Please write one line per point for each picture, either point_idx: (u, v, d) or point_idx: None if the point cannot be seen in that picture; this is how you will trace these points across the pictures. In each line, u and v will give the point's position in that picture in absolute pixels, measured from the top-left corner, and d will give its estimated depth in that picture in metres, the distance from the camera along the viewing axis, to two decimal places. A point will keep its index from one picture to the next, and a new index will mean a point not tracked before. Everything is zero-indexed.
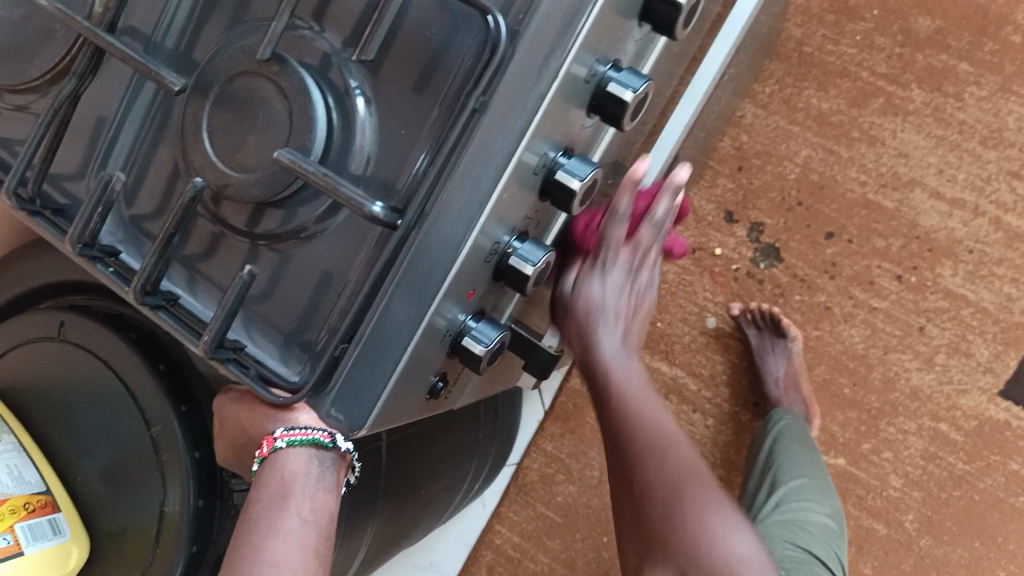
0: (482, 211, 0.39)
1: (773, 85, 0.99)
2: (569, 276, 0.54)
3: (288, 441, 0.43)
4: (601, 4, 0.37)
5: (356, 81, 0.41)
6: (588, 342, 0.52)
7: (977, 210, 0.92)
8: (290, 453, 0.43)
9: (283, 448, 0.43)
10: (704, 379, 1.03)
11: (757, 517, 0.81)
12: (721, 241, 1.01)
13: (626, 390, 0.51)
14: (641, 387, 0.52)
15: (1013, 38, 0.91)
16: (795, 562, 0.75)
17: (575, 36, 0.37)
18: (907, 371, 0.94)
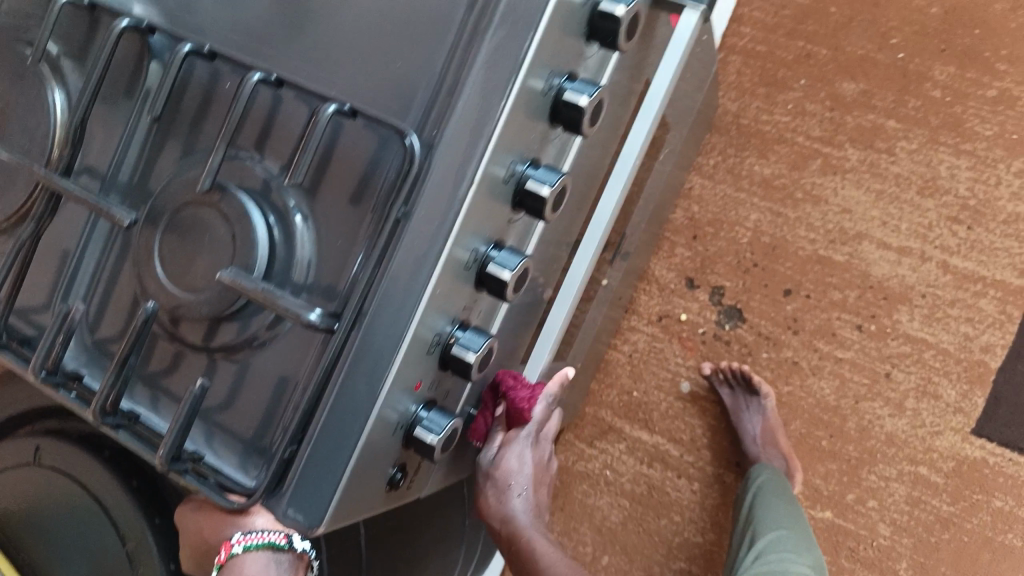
0: (417, 308, 0.42)
1: (717, 157, 1.04)
2: (486, 448, 0.58)
3: (244, 546, 0.45)
4: (506, 114, 0.41)
5: (295, 202, 0.45)
6: (502, 507, 0.59)
7: (924, 255, 0.96)
8: (248, 556, 0.45)
9: (240, 553, 0.45)
10: (686, 443, 1.04)
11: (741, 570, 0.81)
12: (685, 307, 1.04)
13: (534, 540, 0.60)
14: (548, 547, 0.61)
15: (934, 93, 0.97)
16: None
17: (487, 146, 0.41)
18: (880, 418, 0.96)
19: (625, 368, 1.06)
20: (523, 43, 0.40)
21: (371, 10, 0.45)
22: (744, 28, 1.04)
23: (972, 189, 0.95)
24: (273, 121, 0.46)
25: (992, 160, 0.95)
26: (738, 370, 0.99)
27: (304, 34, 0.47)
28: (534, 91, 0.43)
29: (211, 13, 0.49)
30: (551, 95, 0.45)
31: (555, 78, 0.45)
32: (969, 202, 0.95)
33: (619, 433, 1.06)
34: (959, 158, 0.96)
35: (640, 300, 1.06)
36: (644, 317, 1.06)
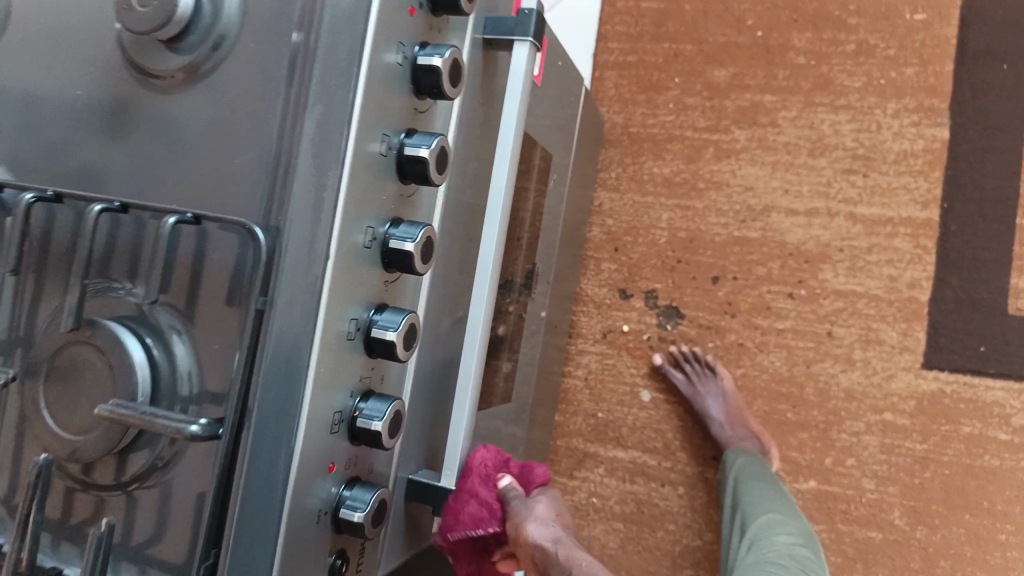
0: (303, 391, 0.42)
1: (617, 169, 1.07)
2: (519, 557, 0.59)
3: None
4: (342, 186, 0.42)
5: (168, 318, 0.45)
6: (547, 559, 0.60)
7: (831, 212, 0.99)
8: None
9: None
10: (660, 451, 1.04)
11: (739, 556, 0.81)
12: (625, 318, 1.05)
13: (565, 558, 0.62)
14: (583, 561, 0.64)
15: (798, 60, 1.01)
16: None
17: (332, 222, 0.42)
18: (835, 376, 0.97)
19: (584, 392, 1.07)
20: (341, 120, 0.42)
21: (205, 115, 0.46)
22: (610, 44, 1.08)
23: (857, 139, 0.99)
24: (134, 244, 0.46)
25: (867, 108, 0.99)
26: (703, 356, 1.00)
27: (146, 151, 0.47)
28: (373, 154, 0.45)
29: (71, 139, 0.49)
30: (391, 156, 0.46)
31: (393, 137, 0.46)
32: (858, 151, 0.99)
33: (596, 458, 1.06)
34: (839, 114, 1.00)
35: (581, 323, 1.07)
36: (589, 338, 1.07)
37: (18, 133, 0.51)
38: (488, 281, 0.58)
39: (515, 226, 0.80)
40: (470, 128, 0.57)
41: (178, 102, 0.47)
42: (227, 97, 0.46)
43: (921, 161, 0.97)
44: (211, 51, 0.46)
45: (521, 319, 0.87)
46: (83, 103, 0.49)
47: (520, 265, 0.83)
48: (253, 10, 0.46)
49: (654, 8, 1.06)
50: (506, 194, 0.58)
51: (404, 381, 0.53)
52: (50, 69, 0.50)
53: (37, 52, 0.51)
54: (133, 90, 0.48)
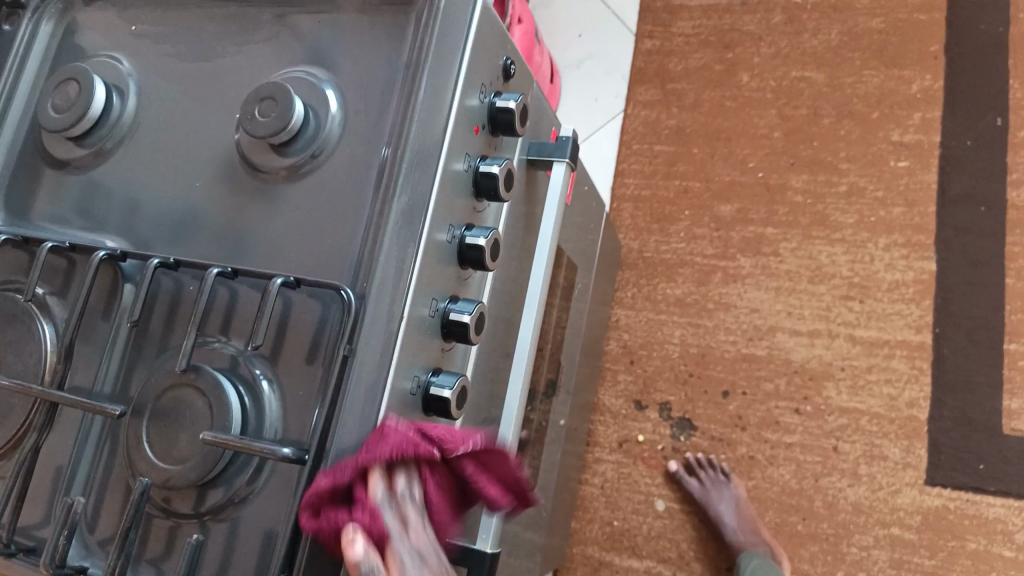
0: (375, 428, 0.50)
1: (632, 290, 1.16)
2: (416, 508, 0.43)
3: None
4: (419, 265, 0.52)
5: (260, 370, 0.52)
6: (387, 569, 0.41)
7: (831, 333, 1.07)
8: None
9: None
10: (675, 560, 1.06)
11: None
12: (641, 429, 1.11)
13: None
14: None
15: (797, 198, 1.13)
16: None
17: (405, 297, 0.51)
18: (842, 491, 1.01)
19: (600, 500, 1.10)
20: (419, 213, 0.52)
21: (305, 205, 0.56)
22: (626, 179, 1.20)
23: (853, 269, 1.09)
24: (230, 306, 0.55)
25: (860, 241, 1.09)
26: (717, 463, 1.05)
27: (251, 233, 0.57)
28: (441, 242, 0.54)
29: (178, 225, 0.60)
30: (454, 243, 0.56)
31: (457, 229, 0.56)
32: (854, 279, 1.08)
33: (610, 566, 1.07)
34: (835, 246, 1.10)
35: (599, 432, 1.12)
36: (605, 447, 1.11)
37: (128, 222, 0.61)
38: (526, 361, 0.66)
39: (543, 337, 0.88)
40: (515, 231, 0.67)
41: (281, 193, 0.57)
42: (323, 189, 0.56)
43: (913, 289, 1.06)
44: (312, 156, 0.56)
45: (542, 426, 0.93)
46: (201, 193, 0.59)
47: (543, 376, 0.90)
48: (351, 125, 0.56)
49: (666, 150, 1.20)
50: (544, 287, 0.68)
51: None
52: (162, 171, 0.61)
53: (153, 158, 0.62)
54: (244, 182, 0.58)
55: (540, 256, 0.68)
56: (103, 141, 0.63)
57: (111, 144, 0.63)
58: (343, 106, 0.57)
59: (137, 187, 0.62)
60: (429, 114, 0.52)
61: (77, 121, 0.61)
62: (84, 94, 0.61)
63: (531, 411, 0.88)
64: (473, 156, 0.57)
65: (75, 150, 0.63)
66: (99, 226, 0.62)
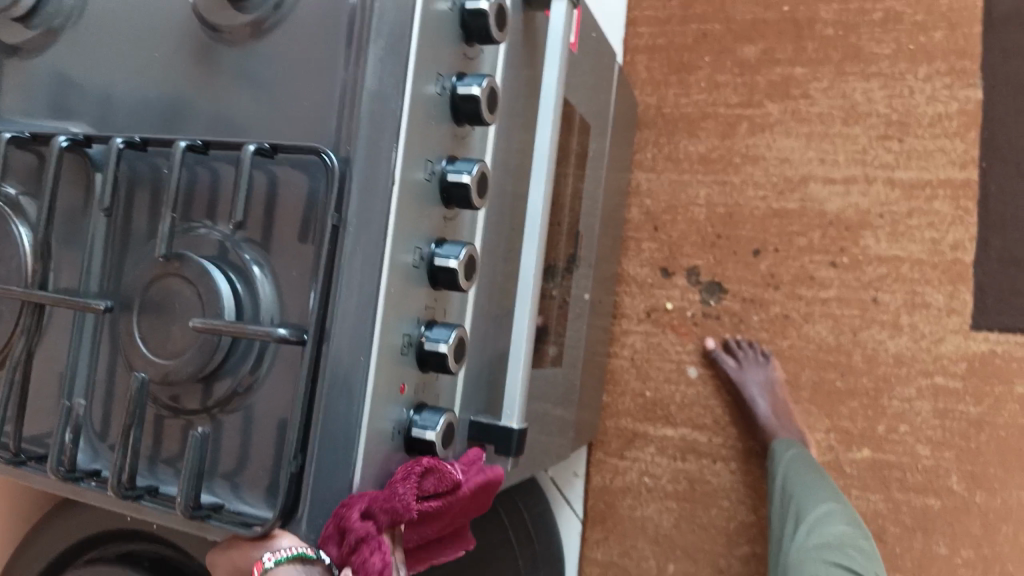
0: (377, 307, 0.45)
1: (651, 149, 1.09)
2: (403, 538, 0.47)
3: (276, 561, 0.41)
4: (406, 115, 0.45)
5: (251, 254, 0.48)
6: None
7: (869, 178, 0.99)
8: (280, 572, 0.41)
9: (272, 568, 0.41)
10: (710, 426, 1.04)
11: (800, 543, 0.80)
12: (668, 296, 1.07)
13: None
14: None
15: (828, 31, 1.02)
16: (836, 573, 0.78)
17: (394, 158, 0.45)
18: (882, 342, 0.97)
19: (631, 372, 1.08)
20: (402, 55, 0.45)
21: (274, 65, 0.49)
22: (639, 28, 1.10)
23: (891, 105, 1.00)
24: (212, 185, 0.50)
25: (899, 73, 1.00)
26: (757, 346, 1.01)
27: (222, 104, 0.51)
28: (430, 96, 0.48)
29: (143, 102, 0.54)
30: (446, 94, 0.49)
31: (447, 79, 0.49)
32: (892, 116, 0.99)
33: (645, 437, 1.07)
34: (871, 82, 1.01)
35: (625, 303, 1.09)
36: (633, 318, 1.08)
37: (92, 106, 0.56)
38: (538, 227, 0.61)
39: (558, 208, 0.82)
40: (518, 84, 0.61)
41: (249, 55, 0.50)
42: (294, 45, 0.49)
43: (957, 123, 0.97)
44: (275, 7, 0.49)
45: (565, 302, 0.89)
46: (162, 67, 0.53)
47: (562, 249, 0.86)
48: None
49: None
50: (552, 143, 0.61)
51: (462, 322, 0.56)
52: (119, 42, 0.55)
53: (106, 28, 0.55)
54: (206, 48, 0.52)
55: (545, 108, 0.61)
56: (51, 20, 0.56)
57: (61, 22, 0.57)
58: None
59: (96, 62, 0.56)
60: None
61: None
62: None
63: (552, 286, 0.84)
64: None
65: (25, 32, 0.57)
66: (63, 111, 0.57)
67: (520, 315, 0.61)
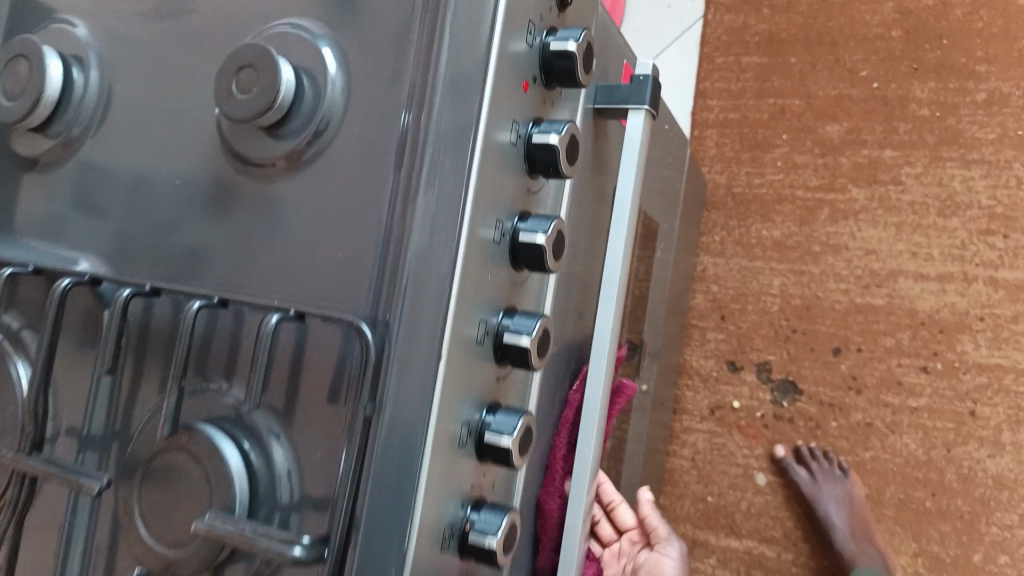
0: (415, 499, 0.38)
1: (720, 232, 1.01)
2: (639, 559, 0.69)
3: None
4: (459, 274, 0.39)
5: (270, 424, 0.42)
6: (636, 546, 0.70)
7: (967, 277, 0.90)
8: None
9: None
10: (779, 540, 0.94)
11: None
12: (735, 393, 0.97)
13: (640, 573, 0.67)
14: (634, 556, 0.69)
15: (922, 112, 0.93)
16: None
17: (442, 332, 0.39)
18: (980, 462, 0.86)
19: (691, 473, 0.98)
20: (456, 203, 0.39)
21: (309, 201, 0.43)
22: (710, 100, 1.03)
23: (994, 197, 0.90)
24: (231, 338, 0.44)
25: (1003, 162, 0.90)
26: (834, 457, 0.91)
27: (255, 239, 0.44)
28: (486, 242, 0.41)
29: (160, 230, 0.48)
30: (506, 240, 0.43)
31: (506, 221, 0.43)
32: (996, 209, 0.90)
33: (705, 546, 0.96)
34: (970, 169, 0.91)
35: (687, 397, 0.99)
36: (695, 415, 0.99)
37: (102, 226, 0.50)
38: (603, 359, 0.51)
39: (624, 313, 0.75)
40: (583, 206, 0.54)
41: (280, 190, 0.44)
42: (329, 182, 0.43)
43: None
44: (312, 139, 0.43)
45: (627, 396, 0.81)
46: (184, 196, 0.48)
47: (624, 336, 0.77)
48: (359, 94, 0.43)
49: (758, 62, 1.01)
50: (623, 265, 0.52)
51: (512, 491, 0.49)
52: (136, 162, 0.50)
53: (124, 143, 0.50)
54: (230, 180, 0.46)
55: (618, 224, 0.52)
56: (70, 128, 0.52)
57: (78, 132, 0.52)
58: (344, 64, 0.43)
59: (110, 180, 0.50)
60: (459, 52, 0.39)
61: (34, 106, 0.51)
62: (38, 73, 0.51)
63: None
64: (524, 113, 0.43)
65: (41, 144, 0.52)
66: (71, 234, 0.51)
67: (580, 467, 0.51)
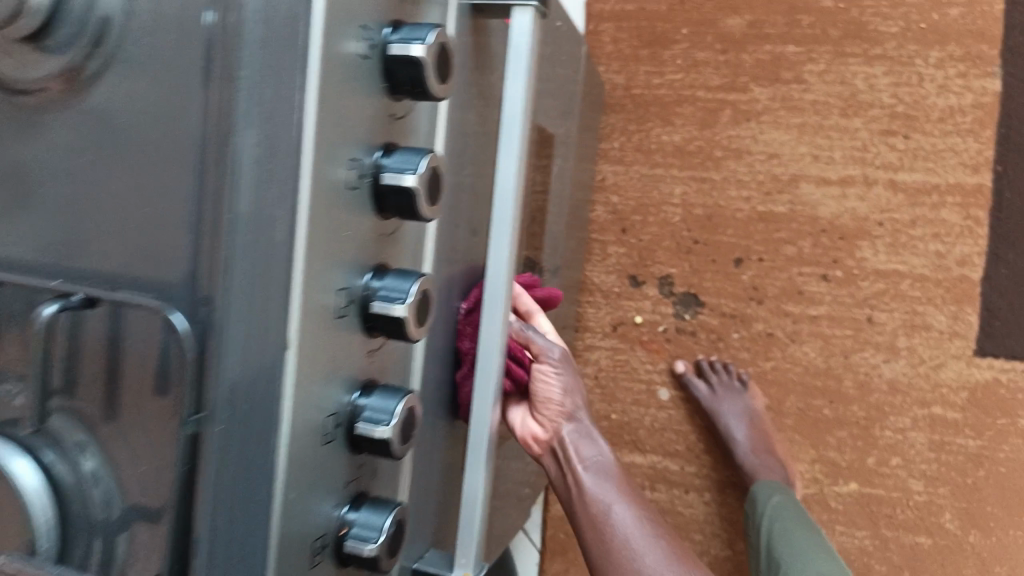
0: (271, 510, 0.32)
1: (619, 137, 0.94)
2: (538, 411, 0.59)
3: None
4: (305, 233, 0.31)
5: (78, 427, 0.33)
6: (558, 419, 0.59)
7: (867, 181, 0.87)
8: None
9: None
10: (683, 454, 0.92)
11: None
12: (637, 309, 0.93)
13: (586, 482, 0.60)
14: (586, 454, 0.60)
15: (825, 3, 0.87)
16: None
17: (288, 315, 0.31)
18: (876, 367, 0.87)
19: (595, 393, 0.94)
20: (294, 142, 0.30)
21: (99, 142, 0.33)
22: None
23: (896, 95, 0.86)
24: (21, 320, 0.34)
25: (906, 57, 0.86)
26: (733, 368, 0.89)
27: (39, 196, 0.34)
28: (338, 185, 0.33)
29: None
30: (366, 184, 0.34)
31: (366, 156, 0.34)
32: (897, 108, 0.86)
33: None
34: (874, 66, 0.87)
35: (588, 314, 0.95)
36: (597, 332, 0.94)
37: None
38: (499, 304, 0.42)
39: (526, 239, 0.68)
40: (468, 125, 0.44)
41: (59, 129, 0.33)
42: (121, 116, 0.32)
43: (970, 119, 0.85)
44: (94, 53, 0.32)
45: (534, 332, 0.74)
46: None
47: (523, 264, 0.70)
48: None
49: None
50: (515, 207, 0.43)
51: (400, 476, 0.41)
52: None
53: None
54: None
55: (507, 154, 0.42)
56: None
57: None
58: None
59: None
60: None
61: None
62: None
63: None
64: (375, 17, 0.34)
65: None
66: None
67: (473, 446, 0.43)
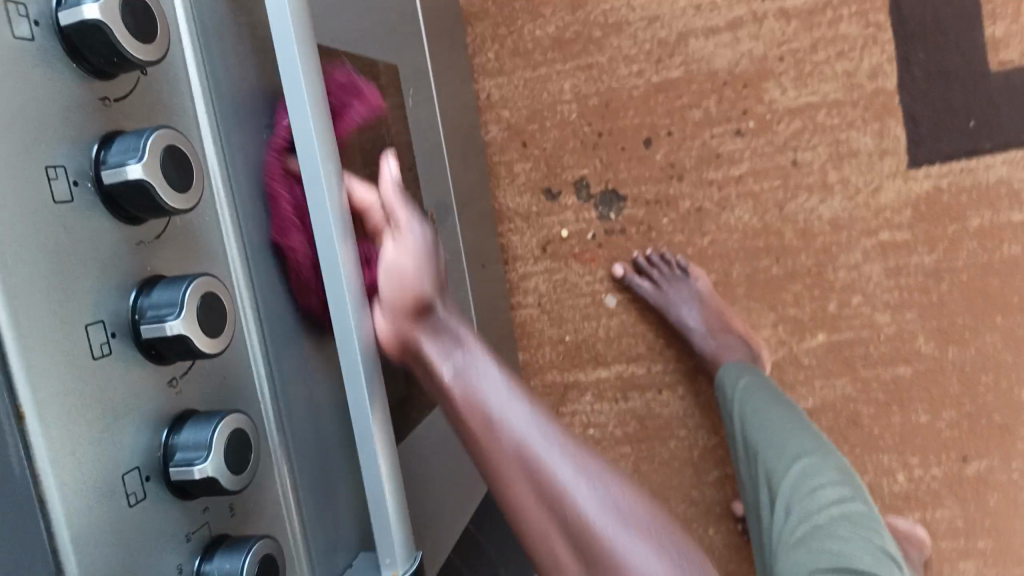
0: None
1: (491, 46, 0.86)
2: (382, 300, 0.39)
3: None
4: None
5: None
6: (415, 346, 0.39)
7: (757, 18, 0.81)
8: None
9: None
10: (646, 354, 0.89)
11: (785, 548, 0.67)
12: (561, 222, 0.88)
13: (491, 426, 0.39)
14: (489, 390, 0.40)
15: None
16: (840, 544, 0.65)
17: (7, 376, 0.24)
18: (814, 211, 0.82)
19: (543, 320, 0.90)
20: None
21: None
22: None
23: None
24: None
25: None
26: (673, 257, 0.85)
27: None
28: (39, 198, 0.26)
29: None
30: (88, 190, 0.28)
31: (74, 153, 0.27)
32: None
33: (578, 386, 0.91)
34: None
35: (513, 243, 0.89)
36: (528, 258, 0.89)
37: None
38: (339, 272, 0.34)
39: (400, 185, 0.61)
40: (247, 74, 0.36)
41: None
42: None
43: None
44: None
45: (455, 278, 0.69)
46: None
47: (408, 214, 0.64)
48: None
49: None
50: (319, 143, 0.34)
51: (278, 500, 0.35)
52: None
53: None
54: None
55: (291, 82, 0.33)
56: None
57: None
58: None
59: None
60: None
61: None
62: None
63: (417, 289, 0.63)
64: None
65: None
66: None
67: (364, 435, 0.36)
